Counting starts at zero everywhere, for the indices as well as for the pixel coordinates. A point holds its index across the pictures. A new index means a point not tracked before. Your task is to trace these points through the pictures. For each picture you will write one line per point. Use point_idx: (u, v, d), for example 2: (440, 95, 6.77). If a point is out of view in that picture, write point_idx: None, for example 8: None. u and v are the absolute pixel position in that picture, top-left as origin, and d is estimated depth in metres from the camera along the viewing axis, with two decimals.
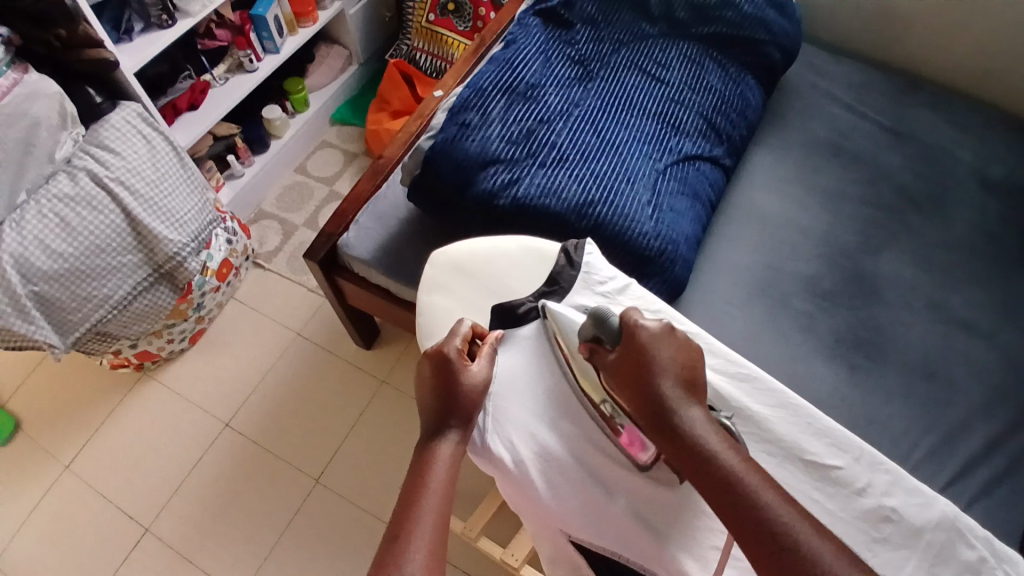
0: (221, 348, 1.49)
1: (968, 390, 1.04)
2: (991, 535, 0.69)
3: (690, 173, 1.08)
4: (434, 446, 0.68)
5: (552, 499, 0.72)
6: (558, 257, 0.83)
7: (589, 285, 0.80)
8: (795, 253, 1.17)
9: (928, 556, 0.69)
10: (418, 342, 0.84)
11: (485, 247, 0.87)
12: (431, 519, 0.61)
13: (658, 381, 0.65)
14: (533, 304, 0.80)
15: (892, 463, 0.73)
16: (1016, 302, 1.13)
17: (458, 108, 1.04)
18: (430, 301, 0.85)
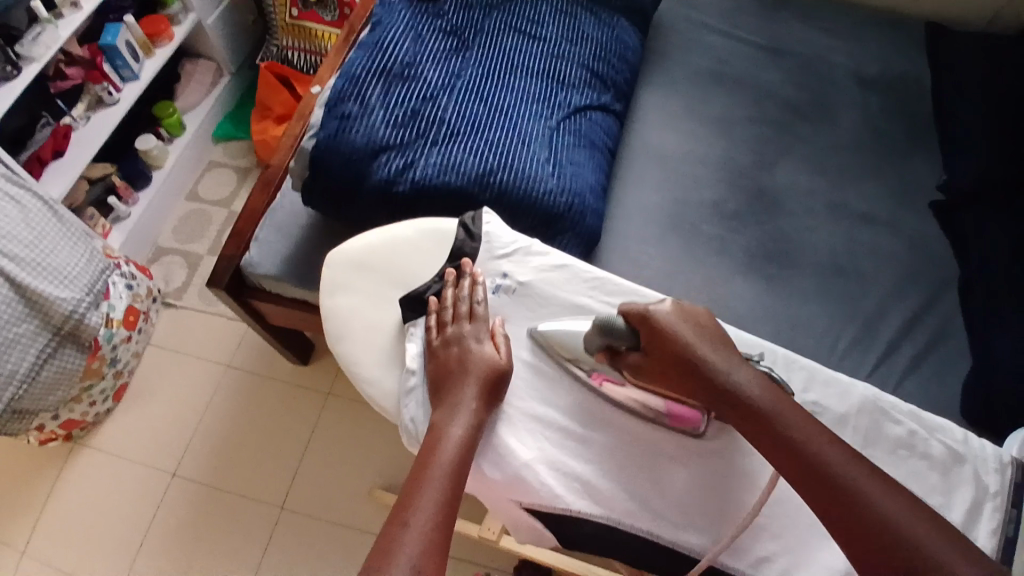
0: (149, 398, 1.41)
1: (877, 277, 1.10)
2: (914, 409, 0.74)
3: (583, 125, 1.09)
4: (444, 429, 0.69)
5: (524, 472, 0.71)
6: (456, 232, 0.83)
7: (493, 254, 0.81)
8: (698, 182, 1.20)
9: (858, 440, 0.73)
10: (330, 346, 0.80)
11: (381, 237, 0.84)
12: (437, 506, 0.63)
13: (697, 348, 0.69)
14: (438, 285, 0.80)
15: (807, 359, 0.77)
16: (905, 188, 1.20)
17: (334, 101, 0.98)
18: (333, 303, 0.81)
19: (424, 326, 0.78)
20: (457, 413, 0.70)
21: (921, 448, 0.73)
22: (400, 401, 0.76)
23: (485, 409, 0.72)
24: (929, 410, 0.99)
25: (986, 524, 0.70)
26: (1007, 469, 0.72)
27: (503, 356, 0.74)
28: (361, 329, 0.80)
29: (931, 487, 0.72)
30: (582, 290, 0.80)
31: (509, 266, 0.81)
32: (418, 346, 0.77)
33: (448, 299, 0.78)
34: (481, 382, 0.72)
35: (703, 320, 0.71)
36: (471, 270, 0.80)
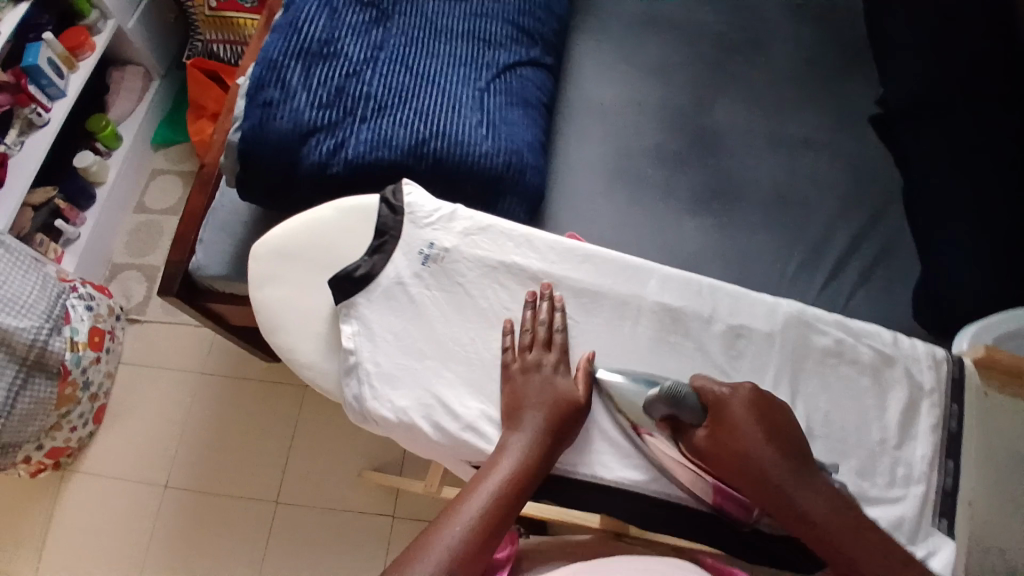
0: (130, 416, 1.40)
1: (822, 200, 1.12)
2: (838, 318, 0.77)
3: (514, 82, 1.07)
4: (505, 437, 0.69)
5: (460, 434, 0.71)
6: (379, 209, 0.80)
7: (418, 224, 0.79)
8: (638, 128, 1.19)
9: (787, 355, 0.77)
10: (268, 340, 0.78)
11: (300, 221, 0.82)
12: (477, 516, 0.63)
13: (766, 450, 0.67)
14: (366, 264, 0.77)
15: (732, 286, 0.79)
16: (841, 110, 1.22)
17: (254, 89, 0.95)
18: (264, 296, 0.79)
19: (358, 306, 0.76)
20: (522, 433, 0.69)
21: (849, 355, 0.77)
22: (342, 381, 0.75)
23: (557, 435, 0.70)
24: (876, 322, 1.03)
25: (924, 420, 0.76)
26: (941, 365, 0.78)
27: (583, 393, 0.72)
28: (300, 317, 0.78)
29: (864, 390, 0.77)
30: (510, 249, 0.79)
31: (435, 233, 0.79)
32: (353, 326, 0.75)
33: (525, 320, 0.75)
34: (550, 411, 0.70)
35: (777, 417, 0.70)
36: (548, 295, 0.76)
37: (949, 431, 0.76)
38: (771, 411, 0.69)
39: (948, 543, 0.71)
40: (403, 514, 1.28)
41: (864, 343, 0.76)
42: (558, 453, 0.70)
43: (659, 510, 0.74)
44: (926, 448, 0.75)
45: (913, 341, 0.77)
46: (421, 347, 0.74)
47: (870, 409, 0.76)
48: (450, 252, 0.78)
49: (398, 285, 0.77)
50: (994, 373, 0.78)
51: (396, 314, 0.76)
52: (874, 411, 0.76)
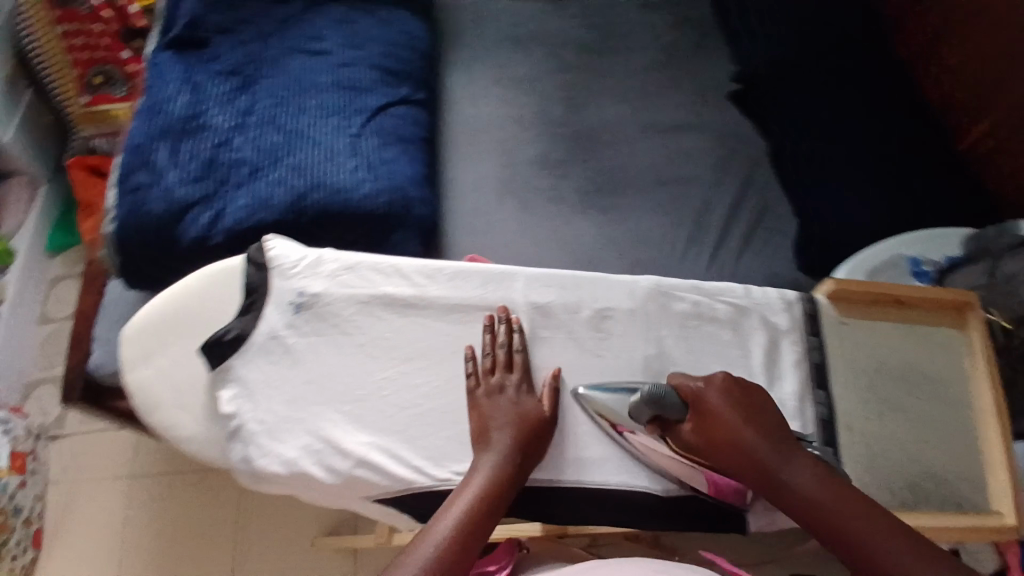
0: (68, 534, 1.32)
1: (698, 177, 1.19)
2: (691, 282, 0.77)
3: (388, 121, 1.09)
4: (477, 457, 0.67)
5: (352, 471, 0.66)
6: (244, 268, 0.74)
7: (286, 275, 0.73)
8: (520, 142, 1.22)
9: (650, 326, 0.77)
10: (155, 424, 0.75)
11: (166, 295, 0.78)
12: (450, 534, 0.59)
13: (748, 435, 0.67)
14: (236, 326, 0.72)
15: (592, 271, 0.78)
16: (704, 91, 1.29)
17: (123, 176, 0.96)
18: (138, 377, 0.76)
19: (235, 368, 0.71)
20: (491, 453, 0.66)
21: (708, 315, 0.78)
22: (231, 448, 0.70)
23: (527, 453, 0.68)
24: (764, 280, 1.09)
25: (787, 358, 0.77)
26: (794, 305, 0.79)
27: (549, 407, 0.71)
28: (182, 393, 0.75)
29: (726, 344, 0.77)
30: (379, 281, 0.74)
31: (305, 281, 0.74)
32: (233, 389, 0.70)
33: (485, 345, 0.72)
34: (518, 431, 0.68)
35: (753, 400, 0.70)
36: (506, 316, 0.74)
37: (813, 364, 0.77)
38: (748, 398, 0.70)
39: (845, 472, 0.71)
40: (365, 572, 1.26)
41: (718, 301, 0.77)
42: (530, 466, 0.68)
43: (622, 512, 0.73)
44: (794, 385, 0.76)
45: (763, 289, 0.78)
46: (301, 394, 0.70)
47: (736, 360, 0.77)
48: (323, 297, 0.73)
49: (274, 339, 0.72)
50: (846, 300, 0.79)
51: (276, 367, 0.71)
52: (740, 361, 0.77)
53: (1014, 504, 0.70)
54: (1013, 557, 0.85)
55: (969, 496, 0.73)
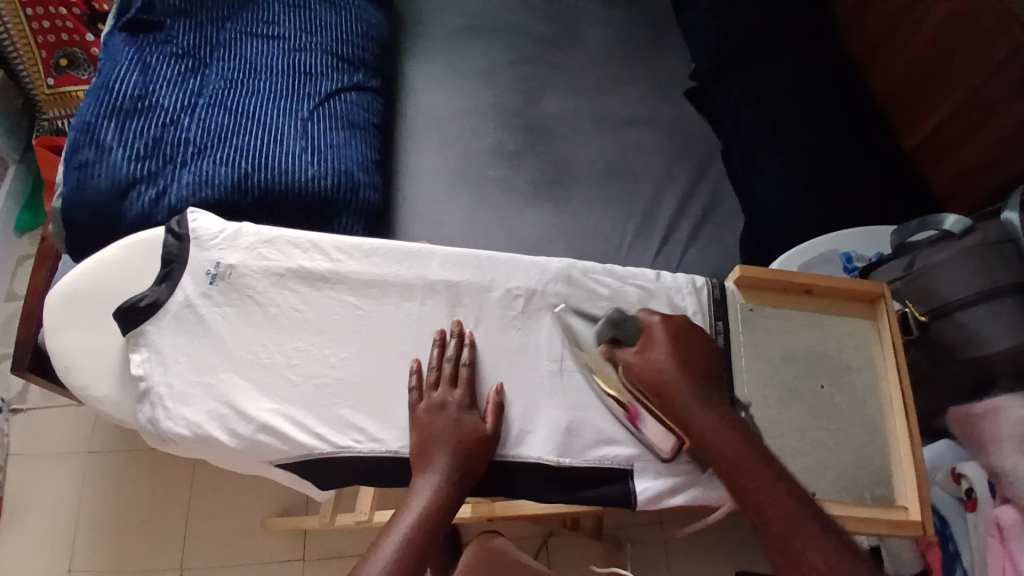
0: (24, 508, 1.31)
1: (648, 170, 1.20)
2: (604, 265, 0.77)
3: (339, 107, 1.11)
4: (417, 479, 0.63)
5: (254, 436, 0.68)
6: (164, 239, 0.75)
7: (202, 245, 0.74)
8: (475, 131, 1.23)
9: (562, 306, 0.77)
10: (78, 392, 0.76)
11: (89, 264, 0.80)
12: (390, 563, 0.56)
13: (676, 376, 0.65)
14: (151, 293, 0.73)
15: (506, 253, 0.78)
16: (658, 87, 1.31)
17: (69, 153, 0.97)
18: (58, 342, 0.78)
19: (147, 333, 0.72)
20: (430, 475, 0.63)
21: (620, 298, 0.78)
22: (139, 408, 0.71)
23: (469, 471, 0.64)
24: (709, 272, 1.10)
25: None
26: (701, 290, 0.80)
27: (490, 425, 0.68)
28: (111, 362, 0.77)
29: None
30: (293, 256, 0.75)
31: (220, 252, 0.74)
32: (144, 353, 0.71)
33: (430, 358, 0.71)
34: (456, 451, 0.64)
35: (693, 345, 0.67)
36: (459, 331, 0.73)
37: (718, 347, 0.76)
38: (690, 343, 0.67)
39: None
40: (314, 553, 1.27)
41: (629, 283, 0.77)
42: (469, 487, 0.64)
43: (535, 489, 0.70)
44: None
45: (671, 273, 0.79)
46: (210, 361, 0.71)
47: None
48: (235, 269, 0.74)
49: (188, 308, 0.72)
50: (759, 288, 0.79)
51: (187, 336, 0.72)
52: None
53: (920, 498, 0.69)
54: (934, 557, 0.86)
55: (876, 490, 0.71)
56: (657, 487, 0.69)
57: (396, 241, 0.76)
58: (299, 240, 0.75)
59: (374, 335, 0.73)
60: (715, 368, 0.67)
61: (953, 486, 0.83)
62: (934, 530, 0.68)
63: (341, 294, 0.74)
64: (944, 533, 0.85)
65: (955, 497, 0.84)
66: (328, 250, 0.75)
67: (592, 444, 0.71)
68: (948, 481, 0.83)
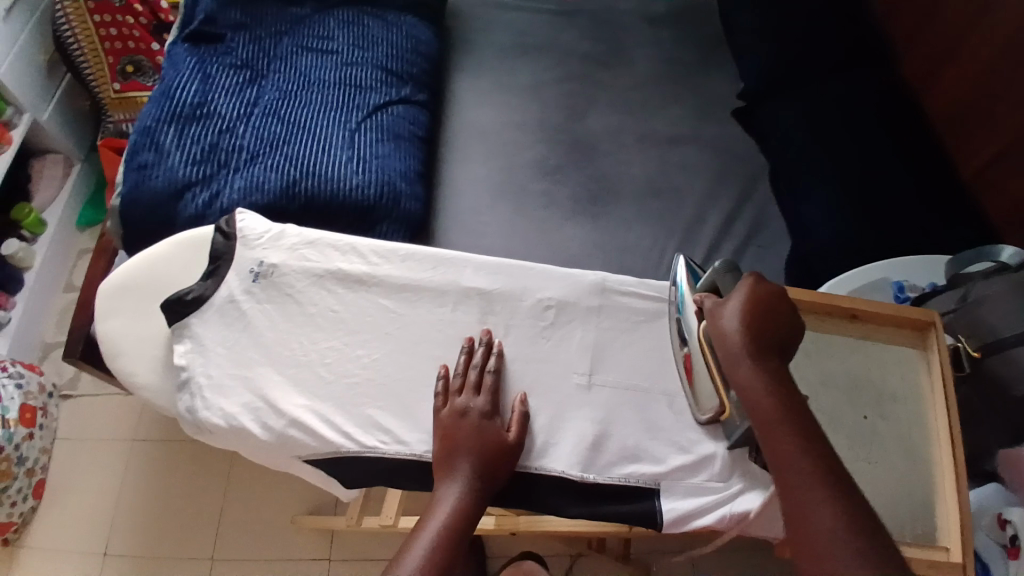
0: (68, 491, 1.36)
1: (690, 189, 1.19)
2: (638, 280, 0.77)
3: (387, 119, 1.13)
4: (440, 486, 0.63)
5: (284, 430, 0.69)
6: (214, 237, 0.79)
7: (248, 245, 0.77)
8: (517, 146, 1.24)
9: (593, 319, 0.77)
10: (123, 379, 0.80)
11: (140, 257, 0.84)
12: (421, 564, 0.56)
13: (737, 331, 0.62)
14: (197, 288, 0.76)
15: (540, 264, 0.79)
16: (704, 108, 1.30)
17: (131, 155, 1.03)
18: (108, 329, 0.82)
19: (191, 326, 0.74)
20: (453, 481, 0.63)
21: (652, 314, 0.78)
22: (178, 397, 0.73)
23: (490, 480, 0.64)
24: None
25: None
26: None
27: (514, 435, 0.68)
28: (156, 351, 0.80)
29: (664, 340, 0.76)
30: (332, 258, 0.77)
31: (264, 252, 0.78)
32: (187, 344, 0.74)
33: (456, 365, 0.71)
34: (478, 459, 0.64)
35: (773, 310, 0.63)
36: (489, 341, 0.73)
37: None
38: (764, 302, 0.62)
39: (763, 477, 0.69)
40: (339, 555, 1.28)
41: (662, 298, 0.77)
42: (490, 497, 0.64)
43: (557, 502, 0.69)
44: None
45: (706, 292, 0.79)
46: (248, 355, 0.73)
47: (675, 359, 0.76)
48: (278, 268, 0.77)
49: (231, 303, 0.75)
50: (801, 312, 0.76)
51: (229, 329, 0.74)
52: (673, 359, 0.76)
53: (964, 538, 0.65)
54: None
55: (916, 528, 0.68)
56: (685, 508, 0.68)
57: (432, 248, 0.77)
58: (339, 243, 0.78)
59: (406, 338, 0.74)
60: (789, 339, 0.63)
61: (998, 532, 0.78)
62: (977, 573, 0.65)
63: (377, 297, 0.76)
64: None
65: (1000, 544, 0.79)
66: (365, 253, 0.77)
67: (618, 460, 0.70)
68: (993, 526, 0.79)
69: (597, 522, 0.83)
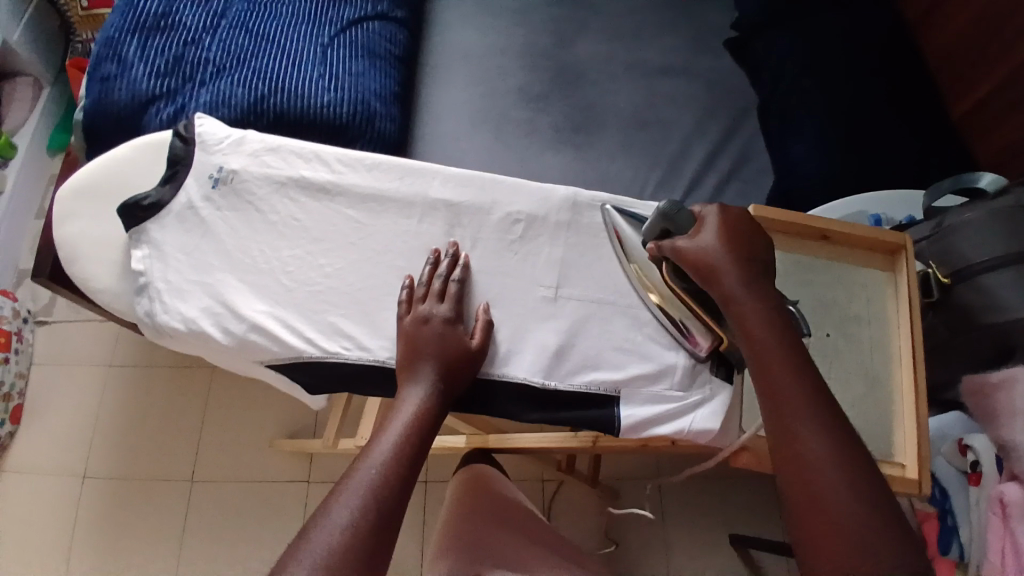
0: (46, 414, 1.37)
1: (677, 120, 1.14)
2: (610, 197, 0.76)
3: (362, 36, 1.08)
4: (403, 391, 0.63)
5: (243, 335, 0.69)
6: (171, 141, 0.77)
7: (207, 150, 0.76)
8: (500, 73, 1.19)
9: (564, 234, 0.75)
10: (84, 289, 0.79)
11: (99, 163, 0.83)
12: (389, 457, 0.57)
13: (723, 263, 0.61)
14: (155, 194, 0.75)
15: (511, 178, 0.77)
16: (698, 37, 1.24)
17: (94, 65, 0.99)
18: (66, 234, 0.81)
19: (149, 231, 0.74)
20: (417, 386, 0.63)
21: (626, 232, 0.76)
22: (138, 302, 0.74)
23: (453, 384, 0.64)
24: None
25: None
26: None
27: (477, 342, 0.67)
28: (117, 263, 0.79)
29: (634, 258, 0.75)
30: (299, 168, 0.76)
31: (225, 158, 0.76)
32: (145, 250, 0.74)
33: (421, 275, 0.70)
34: (439, 364, 0.64)
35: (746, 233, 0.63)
36: (455, 253, 0.72)
37: None
38: (740, 232, 0.63)
39: (726, 389, 0.69)
40: (318, 478, 1.30)
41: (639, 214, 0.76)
42: (451, 400, 0.65)
43: (515, 407, 0.70)
44: None
45: None
46: (207, 262, 0.73)
47: None
48: (239, 175, 0.75)
49: (190, 210, 0.75)
50: (770, 231, 0.75)
51: (186, 234, 0.74)
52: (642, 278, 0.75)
53: (920, 458, 0.66)
54: (930, 529, 0.83)
55: (875, 445, 0.69)
56: (643, 414, 0.69)
57: (401, 158, 0.75)
58: (303, 152, 0.77)
59: (369, 248, 0.74)
60: (769, 259, 0.63)
61: (958, 459, 0.81)
62: (929, 491, 0.66)
63: (342, 209, 0.75)
64: (943, 507, 0.82)
65: (960, 470, 0.82)
66: (331, 162, 0.75)
67: (584, 367, 0.71)
68: (955, 453, 0.81)
69: (565, 435, 0.89)
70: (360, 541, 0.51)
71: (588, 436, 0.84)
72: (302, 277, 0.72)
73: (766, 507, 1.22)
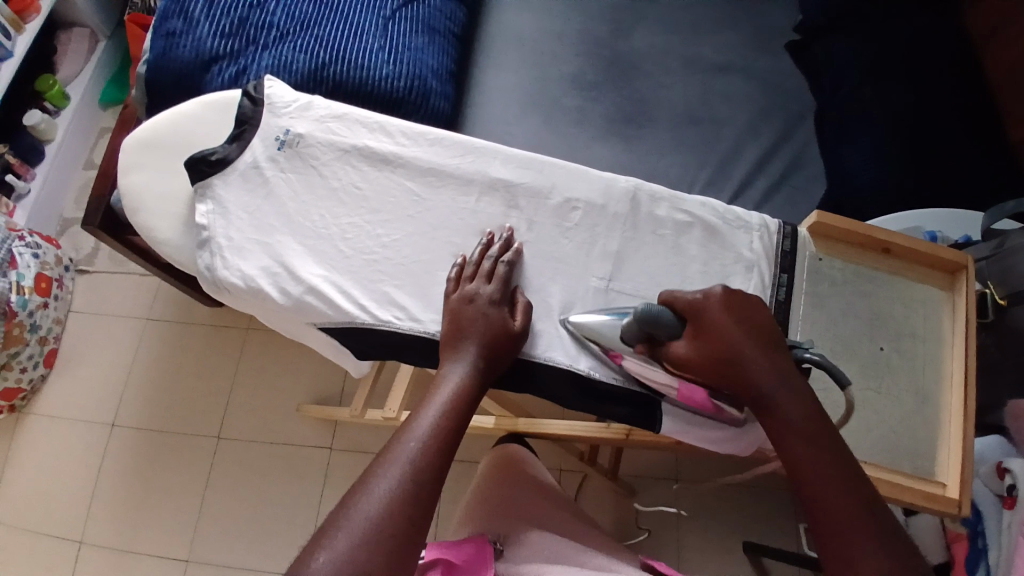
0: (81, 361, 1.40)
1: (732, 119, 1.13)
2: (670, 190, 0.76)
3: (422, 10, 1.07)
4: (444, 369, 0.63)
5: (299, 296, 0.71)
6: (242, 101, 0.80)
7: (274, 112, 0.79)
8: (555, 59, 1.18)
9: (617, 226, 0.75)
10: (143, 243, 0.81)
11: (167, 117, 0.84)
12: (432, 430, 0.58)
13: (746, 355, 0.60)
14: (222, 150, 0.77)
15: (570, 165, 0.78)
16: (760, 36, 1.21)
17: (160, 22, 1.00)
18: (130, 185, 0.83)
19: (214, 188, 0.76)
20: (458, 362, 0.64)
21: (680, 227, 0.76)
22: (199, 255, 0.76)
23: (492, 363, 0.65)
24: None
25: (742, 284, 0.74)
26: (769, 231, 0.76)
27: (519, 322, 0.68)
28: (173, 218, 0.81)
29: (689, 255, 0.75)
30: (366, 137, 0.78)
31: (291, 121, 0.79)
32: (209, 205, 0.76)
33: (473, 255, 0.71)
34: (484, 344, 0.65)
35: (753, 314, 0.62)
36: (507, 237, 0.73)
37: (778, 301, 0.74)
38: (751, 312, 0.62)
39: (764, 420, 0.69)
40: (340, 446, 1.31)
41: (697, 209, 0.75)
42: (491, 380, 0.65)
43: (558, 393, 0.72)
44: None
45: (741, 210, 0.76)
46: (269, 222, 0.75)
47: (695, 274, 0.75)
48: (303, 139, 0.78)
49: (255, 169, 0.77)
50: (827, 240, 0.76)
51: (249, 194, 0.76)
52: (696, 277, 0.74)
53: (963, 478, 0.66)
54: (960, 550, 0.85)
55: (916, 461, 0.69)
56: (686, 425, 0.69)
57: (464, 135, 0.77)
58: (368, 121, 0.79)
59: (427, 222, 0.75)
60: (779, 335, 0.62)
61: (996, 482, 0.79)
62: (969, 513, 0.65)
63: (402, 180, 0.76)
64: (976, 528, 0.82)
65: (996, 493, 0.80)
66: (396, 134, 0.77)
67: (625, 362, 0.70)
68: (993, 476, 0.79)
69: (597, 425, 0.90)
70: (404, 515, 0.52)
71: (621, 427, 0.85)
72: (359, 244, 0.73)
73: (783, 517, 1.21)
